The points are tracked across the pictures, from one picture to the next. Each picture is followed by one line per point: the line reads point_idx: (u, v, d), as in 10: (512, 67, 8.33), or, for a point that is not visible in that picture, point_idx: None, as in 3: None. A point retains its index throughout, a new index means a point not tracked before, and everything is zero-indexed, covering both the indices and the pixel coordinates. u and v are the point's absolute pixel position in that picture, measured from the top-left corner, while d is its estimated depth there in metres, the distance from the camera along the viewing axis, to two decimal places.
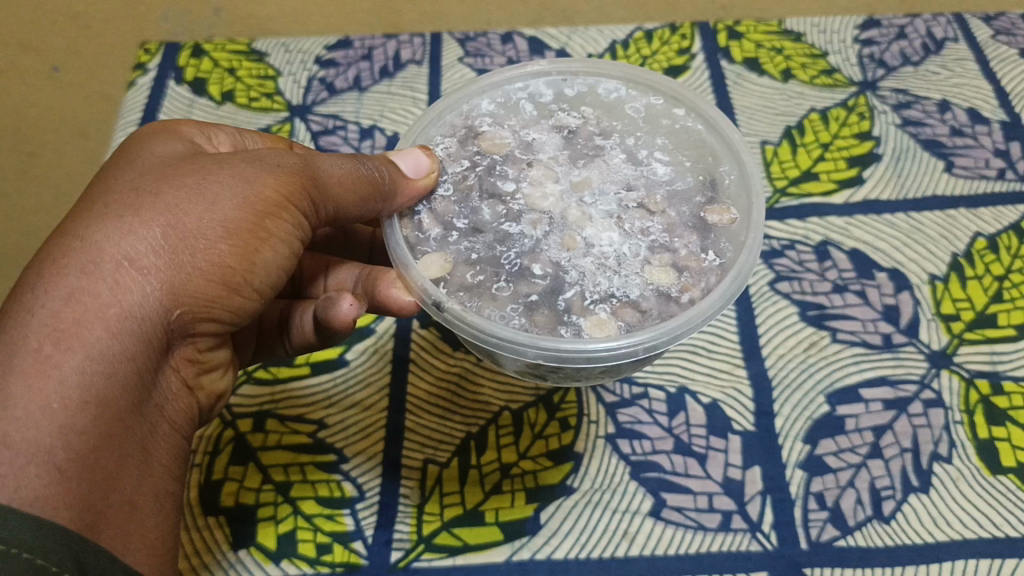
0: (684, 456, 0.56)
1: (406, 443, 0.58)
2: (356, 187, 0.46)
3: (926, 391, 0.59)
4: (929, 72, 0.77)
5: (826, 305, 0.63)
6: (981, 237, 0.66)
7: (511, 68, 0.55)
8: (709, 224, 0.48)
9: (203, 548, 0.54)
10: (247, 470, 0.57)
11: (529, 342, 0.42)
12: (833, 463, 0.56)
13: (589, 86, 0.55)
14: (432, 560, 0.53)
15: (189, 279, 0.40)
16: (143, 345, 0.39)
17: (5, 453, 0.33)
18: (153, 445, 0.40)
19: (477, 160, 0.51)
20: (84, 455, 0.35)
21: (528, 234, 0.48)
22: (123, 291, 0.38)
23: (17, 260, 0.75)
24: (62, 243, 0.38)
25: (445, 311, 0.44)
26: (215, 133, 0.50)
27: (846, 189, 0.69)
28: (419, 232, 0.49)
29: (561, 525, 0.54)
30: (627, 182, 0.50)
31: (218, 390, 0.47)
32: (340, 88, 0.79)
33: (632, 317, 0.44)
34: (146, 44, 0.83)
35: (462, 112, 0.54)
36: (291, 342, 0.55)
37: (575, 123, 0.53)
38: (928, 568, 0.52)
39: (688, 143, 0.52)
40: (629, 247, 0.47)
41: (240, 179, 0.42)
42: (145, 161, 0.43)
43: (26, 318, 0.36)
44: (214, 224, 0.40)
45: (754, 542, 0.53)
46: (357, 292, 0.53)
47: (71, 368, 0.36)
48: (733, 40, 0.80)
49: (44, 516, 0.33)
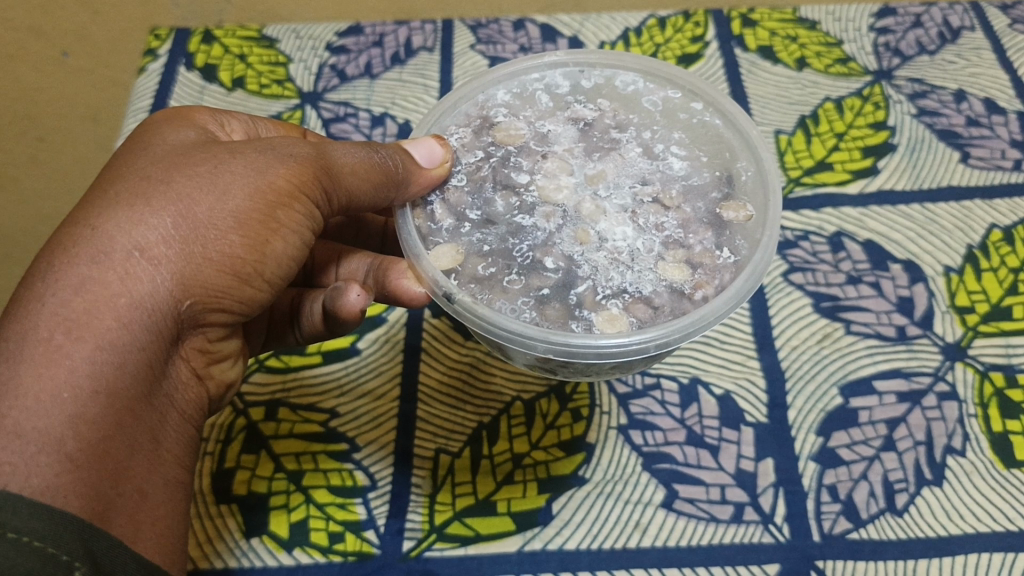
0: (696, 447, 0.56)
1: (417, 434, 0.58)
2: (369, 174, 0.45)
3: (940, 384, 0.59)
4: (946, 61, 0.76)
5: (840, 297, 0.62)
6: (996, 228, 0.66)
7: (528, 59, 0.55)
8: (724, 221, 0.48)
9: (215, 535, 0.54)
10: (259, 459, 0.57)
11: (540, 336, 0.42)
12: (845, 456, 0.56)
13: (606, 78, 0.55)
14: (444, 549, 0.53)
15: (199, 269, 0.40)
16: (153, 336, 0.38)
17: (16, 441, 0.33)
18: (163, 435, 0.40)
19: (491, 151, 0.51)
20: (94, 445, 0.35)
21: (541, 226, 0.47)
22: (132, 281, 0.38)
23: (19, 240, 0.74)
24: (73, 232, 0.38)
25: (456, 303, 0.43)
26: (228, 121, 0.50)
27: (861, 178, 0.69)
28: (431, 223, 0.49)
29: (574, 515, 0.54)
30: (642, 176, 0.50)
31: (228, 380, 0.47)
32: (351, 75, 0.78)
33: (645, 313, 0.44)
34: (157, 30, 0.83)
35: (477, 102, 0.54)
36: (301, 331, 0.55)
37: (592, 116, 0.53)
38: (941, 562, 0.52)
39: (706, 138, 0.52)
40: (642, 243, 0.47)
41: (251, 169, 0.42)
42: (157, 148, 0.43)
43: (36, 307, 0.36)
44: (225, 215, 0.40)
45: (766, 534, 0.53)
46: (368, 283, 0.53)
47: (81, 356, 0.36)
48: (747, 28, 0.80)
49: (56, 504, 0.33)
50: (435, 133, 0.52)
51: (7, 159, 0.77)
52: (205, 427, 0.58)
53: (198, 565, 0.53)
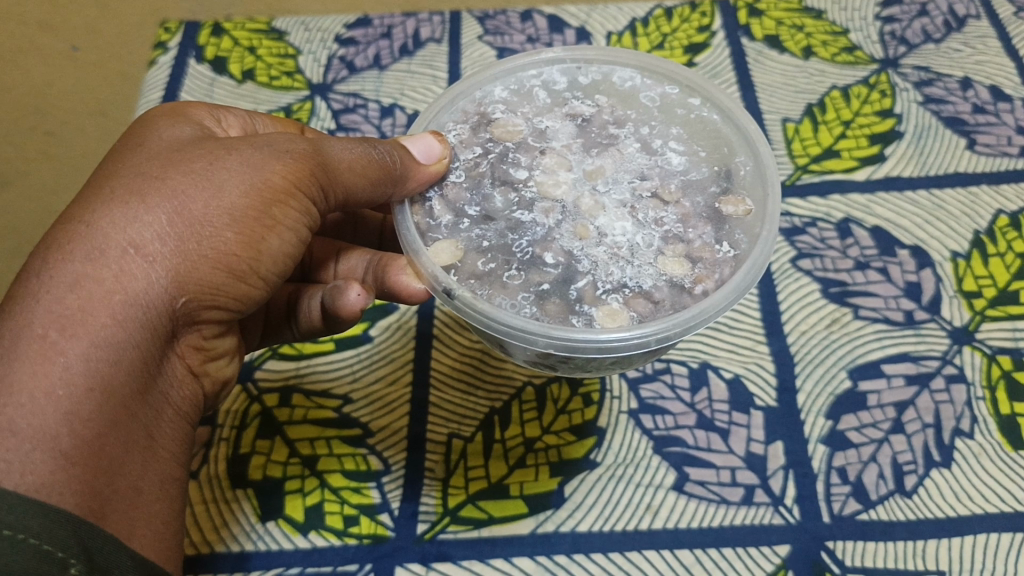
0: (706, 431, 0.57)
1: (431, 418, 0.58)
2: (366, 170, 0.46)
3: (947, 366, 0.59)
4: (952, 49, 0.76)
5: (848, 282, 0.63)
6: (1003, 214, 0.66)
7: (524, 55, 0.55)
8: (724, 215, 0.48)
9: (227, 518, 0.55)
10: (274, 444, 0.57)
11: (540, 331, 0.42)
12: (855, 438, 0.56)
13: (603, 74, 0.56)
14: (458, 532, 0.54)
15: (194, 267, 0.40)
16: (147, 333, 0.39)
17: (12, 439, 0.34)
18: (159, 432, 0.41)
19: (489, 147, 0.52)
20: (89, 442, 0.36)
21: (540, 222, 0.48)
22: (127, 279, 0.38)
23: (19, 229, 0.74)
24: (68, 228, 0.39)
25: (455, 298, 0.44)
26: (225, 116, 0.50)
27: (868, 165, 0.69)
28: (430, 219, 0.49)
29: (585, 498, 0.55)
30: (641, 171, 0.50)
31: (224, 377, 0.48)
32: (360, 67, 0.79)
33: (644, 308, 0.45)
34: (167, 23, 0.83)
35: (475, 98, 0.54)
36: (298, 326, 0.56)
37: (589, 112, 0.53)
38: (951, 542, 0.52)
39: (704, 133, 0.52)
40: (642, 237, 0.47)
41: (248, 165, 0.42)
42: (153, 144, 0.44)
43: (31, 304, 0.37)
44: (220, 212, 0.41)
45: (777, 515, 0.53)
46: (369, 281, 0.54)
47: (75, 354, 0.36)
48: (754, 17, 0.80)
49: (50, 501, 0.34)
50: (433, 129, 0.53)
51: (16, 152, 0.78)
52: (221, 413, 0.59)
53: (213, 549, 0.53)
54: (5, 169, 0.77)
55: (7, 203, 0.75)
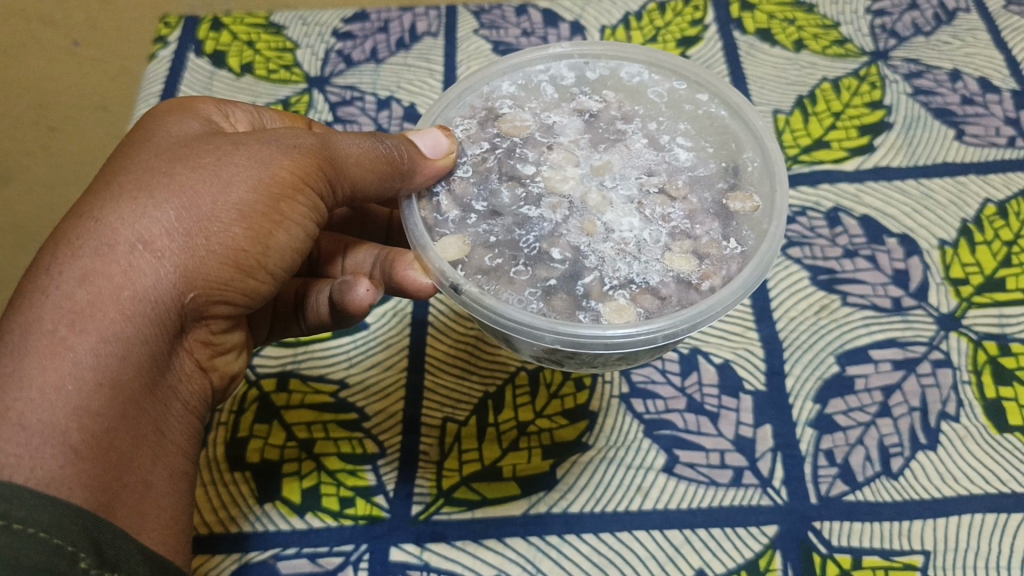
0: (696, 415, 0.58)
1: (425, 402, 0.59)
2: (374, 166, 0.47)
3: (934, 352, 0.60)
4: (941, 42, 0.77)
5: (837, 270, 0.64)
6: (990, 204, 0.67)
7: (532, 51, 0.56)
8: (731, 211, 0.49)
9: (230, 502, 0.56)
10: (271, 428, 0.58)
11: (547, 327, 0.43)
12: (842, 422, 0.57)
13: (612, 69, 0.57)
14: (451, 513, 0.55)
15: (203, 262, 0.41)
16: (156, 328, 0.40)
17: (22, 433, 0.34)
18: (167, 426, 0.41)
19: (496, 143, 0.53)
20: (99, 435, 0.36)
21: (547, 217, 0.49)
22: (136, 274, 0.39)
23: (17, 222, 0.75)
24: (78, 224, 0.40)
25: (462, 293, 0.45)
26: (232, 111, 0.51)
27: (857, 156, 0.70)
28: (437, 214, 0.50)
29: (577, 480, 0.56)
30: (649, 166, 0.51)
31: (230, 372, 0.49)
32: (357, 60, 0.80)
33: (651, 304, 0.46)
34: (167, 19, 0.84)
35: (483, 93, 0.55)
36: (306, 320, 0.57)
37: (597, 107, 0.54)
38: (935, 522, 0.53)
39: (711, 129, 0.53)
40: (650, 233, 0.48)
41: (256, 160, 0.43)
42: (162, 140, 0.44)
43: (40, 299, 0.37)
44: (228, 207, 0.41)
45: (765, 496, 0.54)
46: (375, 276, 0.55)
47: (85, 349, 0.37)
48: (745, 11, 0.81)
49: (61, 495, 0.34)
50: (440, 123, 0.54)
51: (19, 147, 0.79)
52: None
53: (214, 530, 0.54)
54: (7, 163, 0.78)
55: (7, 198, 0.76)
